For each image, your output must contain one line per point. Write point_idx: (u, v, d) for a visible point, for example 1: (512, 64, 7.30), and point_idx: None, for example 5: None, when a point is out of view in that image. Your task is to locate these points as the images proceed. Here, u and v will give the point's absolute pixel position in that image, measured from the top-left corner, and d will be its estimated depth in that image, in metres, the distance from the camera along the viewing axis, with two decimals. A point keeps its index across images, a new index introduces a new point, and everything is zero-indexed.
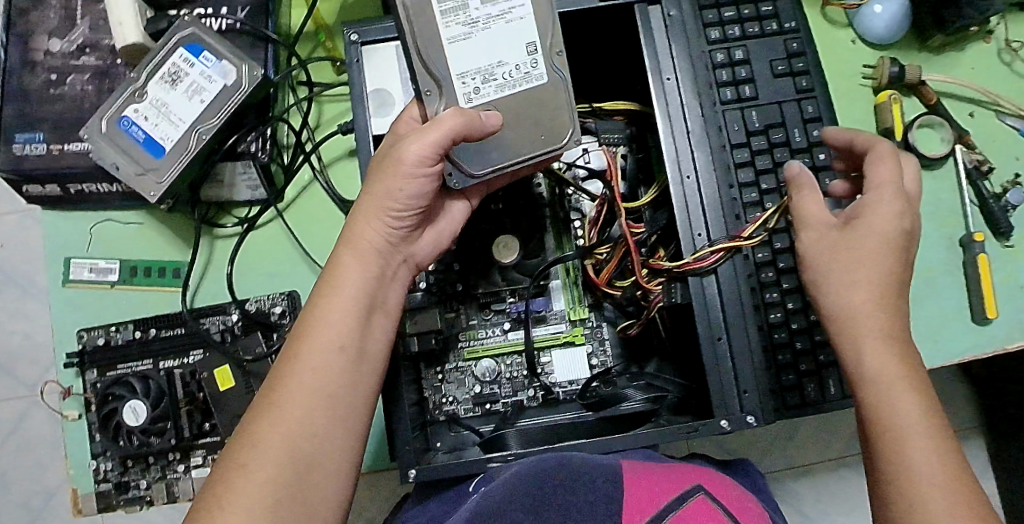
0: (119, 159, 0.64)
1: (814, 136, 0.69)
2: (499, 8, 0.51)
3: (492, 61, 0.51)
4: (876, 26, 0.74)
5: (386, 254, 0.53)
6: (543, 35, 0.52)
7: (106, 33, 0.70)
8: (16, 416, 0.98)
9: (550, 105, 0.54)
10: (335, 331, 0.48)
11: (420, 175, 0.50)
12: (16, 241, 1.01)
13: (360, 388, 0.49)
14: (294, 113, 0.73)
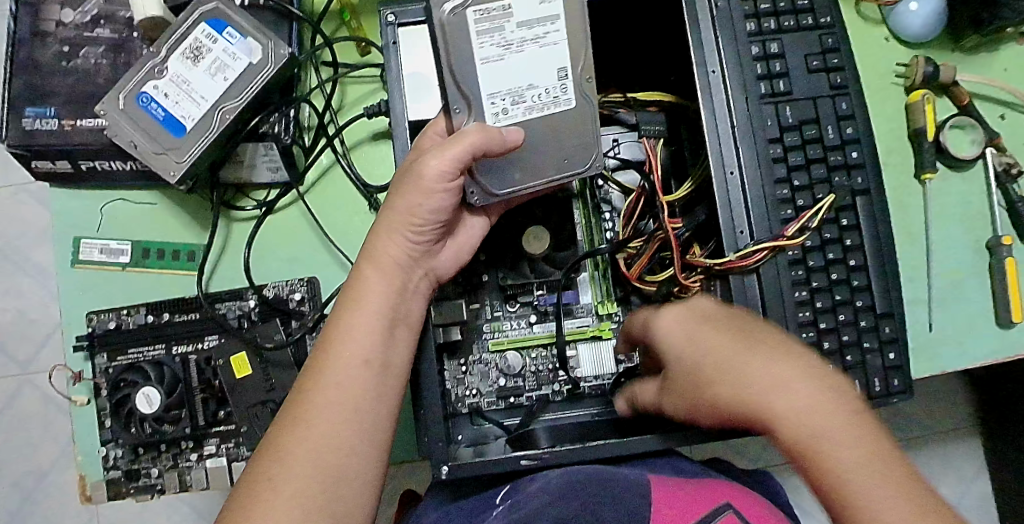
0: (138, 138, 0.62)
1: (847, 134, 0.68)
2: (534, 31, 0.50)
3: (523, 84, 0.52)
4: (912, 24, 0.73)
5: (408, 268, 0.52)
6: (575, 60, 0.52)
7: (122, 5, 0.67)
8: (10, 394, 0.97)
9: (574, 127, 0.55)
10: (361, 345, 0.47)
11: (445, 191, 0.51)
12: (11, 217, 0.99)
13: (386, 404, 0.47)
14: (317, 94, 0.70)
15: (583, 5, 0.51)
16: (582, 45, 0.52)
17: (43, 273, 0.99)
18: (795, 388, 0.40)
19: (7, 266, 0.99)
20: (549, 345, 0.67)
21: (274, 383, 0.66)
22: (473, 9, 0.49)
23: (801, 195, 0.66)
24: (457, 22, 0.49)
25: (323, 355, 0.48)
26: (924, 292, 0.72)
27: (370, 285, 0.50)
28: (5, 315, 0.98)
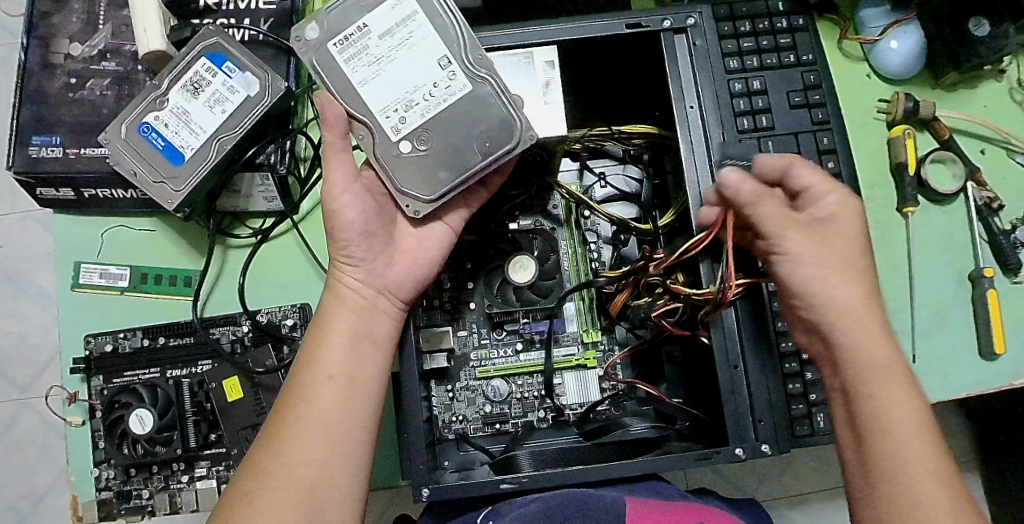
0: (139, 166, 0.64)
1: (829, 168, 0.70)
2: (395, 38, 0.55)
3: (409, 88, 0.55)
4: (893, 62, 0.75)
5: (362, 292, 0.56)
6: (451, 48, 0.55)
7: (127, 39, 0.70)
8: (7, 418, 0.98)
9: (478, 110, 0.55)
10: (327, 362, 0.51)
11: (347, 205, 0.55)
12: (16, 243, 1.01)
13: (357, 415, 0.50)
14: (313, 126, 0.72)
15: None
16: (449, 34, 0.55)
17: (45, 296, 1.00)
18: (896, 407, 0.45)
19: (9, 290, 1.00)
20: (535, 373, 0.68)
21: (265, 407, 0.67)
22: (332, 44, 0.55)
23: None
24: (328, 57, 0.55)
25: (296, 377, 0.52)
26: (907, 323, 0.73)
27: (336, 311, 0.55)
28: (6, 339, 0.99)
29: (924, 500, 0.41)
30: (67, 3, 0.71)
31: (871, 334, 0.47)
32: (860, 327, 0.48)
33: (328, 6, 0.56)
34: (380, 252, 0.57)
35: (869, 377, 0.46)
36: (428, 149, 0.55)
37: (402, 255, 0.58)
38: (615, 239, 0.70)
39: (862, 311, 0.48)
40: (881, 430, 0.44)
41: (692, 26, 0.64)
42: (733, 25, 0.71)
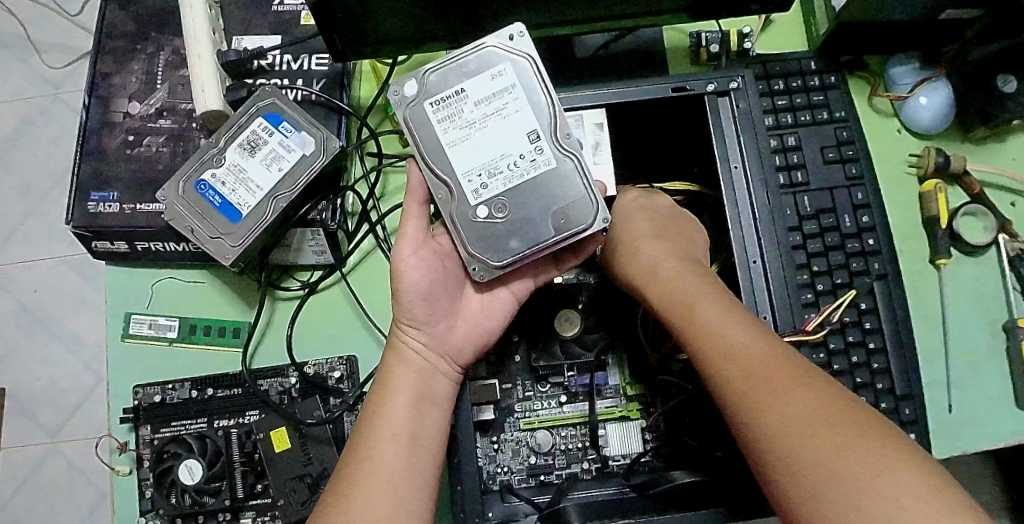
0: (195, 222, 0.65)
1: (863, 222, 0.72)
2: (490, 106, 0.57)
3: (496, 156, 0.57)
4: (924, 117, 0.77)
5: (424, 356, 0.58)
6: (541, 123, 0.57)
7: (184, 98, 0.73)
8: (36, 461, 0.99)
9: (560, 191, 0.57)
10: (391, 420, 0.52)
11: (412, 268, 0.57)
12: (54, 288, 1.04)
13: (419, 475, 0.50)
14: (362, 183, 0.75)
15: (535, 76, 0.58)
16: (544, 112, 0.58)
17: (76, 341, 1.02)
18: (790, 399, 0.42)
19: (42, 334, 1.03)
20: (580, 424, 0.69)
21: (312, 457, 0.68)
22: (430, 104, 0.58)
23: (820, 280, 0.70)
24: (424, 116, 0.58)
25: (359, 436, 0.52)
26: (942, 373, 0.74)
27: (396, 373, 0.56)
28: (37, 383, 1.02)
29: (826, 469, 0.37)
30: (128, 64, 0.74)
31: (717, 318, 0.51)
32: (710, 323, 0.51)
33: (429, 69, 0.59)
34: (441, 317, 0.59)
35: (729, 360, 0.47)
36: (507, 216, 0.57)
37: (461, 321, 0.60)
38: None
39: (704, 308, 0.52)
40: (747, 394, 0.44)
41: (734, 90, 0.67)
42: (767, 83, 0.75)
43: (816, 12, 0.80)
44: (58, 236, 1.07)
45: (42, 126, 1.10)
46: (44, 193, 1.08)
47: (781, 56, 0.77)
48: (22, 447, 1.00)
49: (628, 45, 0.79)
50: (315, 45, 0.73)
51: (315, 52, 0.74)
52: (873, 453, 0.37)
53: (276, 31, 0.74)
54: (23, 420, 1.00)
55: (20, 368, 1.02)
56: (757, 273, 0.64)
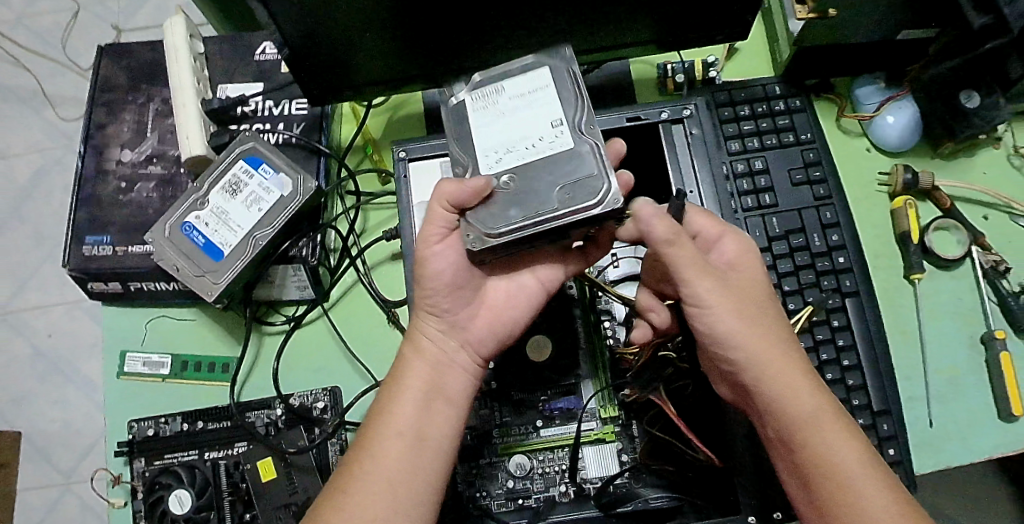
0: (179, 261, 0.68)
1: (833, 241, 0.72)
2: (523, 97, 0.58)
3: (516, 137, 0.56)
4: (890, 135, 0.78)
5: (442, 344, 0.58)
6: (567, 112, 0.56)
7: (172, 145, 0.77)
8: (51, 502, 1.03)
9: (573, 169, 0.53)
10: (398, 418, 0.53)
11: (436, 256, 0.57)
12: (67, 332, 1.09)
13: (422, 475, 0.51)
14: (342, 220, 0.79)
15: (569, 78, 0.58)
16: (575, 103, 0.56)
17: (90, 383, 1.06)
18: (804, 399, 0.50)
19: (59, 378, 1.07)
20: (560, 447, 0.69)
21: (297, 486, 0.70)
22: (470, 94, 0.60)
23: (792, 299, 0.71)
24: (462, 106, 0.60)
25: (368, 429, 0.54)
26: (922, 388, 0.73)
27: (412, 364, 0.57)
28: (53, 425, 1.05)
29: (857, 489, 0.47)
30: (120, 115, 0.78)
31: (794, 378, 0.51)
32: (785, 376, 0.51)
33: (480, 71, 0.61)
34: (465, 305, 0.59)
35: (808, 425, 0.49)
36: (512, 188, 0.53)
37: (485, 310, 0.61)
38: (628, 320, 0.73)
39: (781, 357, 0.51)
40: (834, 472, 0.47)
41: (687, 117, 0.73)
42: (732, 109, 0.76)
43: (778, 38, 0.82)
44: (72, 283, 1.11)
45: (55, 176, 1.16)
46: (58, 241, 1.13)
47: (747, 83, 0.78)
48: (38, 488, 1.03)
49: (598, 78, 0.82)
50: (295, 90, 0.77)
51: (295, 97, 0.78)
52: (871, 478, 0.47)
53: (258, 79, 0.78)
54: (37, 462, 1.04)
55: (35, 411, 1.06)
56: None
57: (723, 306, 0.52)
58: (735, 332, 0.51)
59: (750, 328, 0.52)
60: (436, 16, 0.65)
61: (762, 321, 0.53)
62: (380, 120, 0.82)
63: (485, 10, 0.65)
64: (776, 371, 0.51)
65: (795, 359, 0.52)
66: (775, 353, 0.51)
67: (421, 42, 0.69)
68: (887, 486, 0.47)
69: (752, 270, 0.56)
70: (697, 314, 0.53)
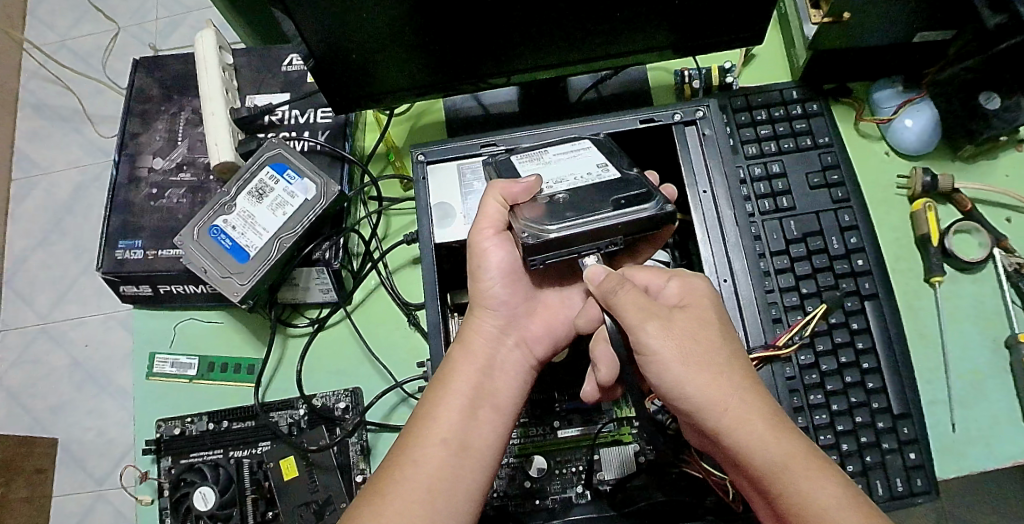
0: (207, 264, 0.71)
1: (851, 244, 0.71)
2: (566, 152, 0.62)
3: (564, 172, 0.59)
4: (908, 139, 0.78)
5: (500, 343, 0.59)
6: (610, 158, 0.60)
7: (202, 153, 0.80)
8: (85, 508, 1.02)
9: (622, 187, 0.56)
10: (443, 424, 0.52)
11: (494, 247, 0.59)
12: (100, 340, 1.10)
13: (461, 482, 0.50)
14: (364, 224, 0.81)
15: (608, 142, 0.64)
16: (617, 154, 0.61)
17: (122, 390, 1.07)
18: (741, 395, 0.48)
19: (92, 387, 1.08)
20: (577, 448, 0.70)
21: (318, 484, 0.71)
22: (515, 156, 0.63)
23: (809, 302, 0.69)
24: (506, 163, 0.62)
25: (411, 431, 0.53)
26: (942, 392, 0.72)
27: (461, 365, 0.56)
28: (87, 433, 1.06)
29: (805, 488, 0.43)
30: (153, 125, 0.82)
31: (759, 424, 0.46)
32: (743, 420, 0.46)
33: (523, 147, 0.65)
34: (523, 302, 0.62)
35: (776, 470, 0.44)
36: (565, 198, 0.55)
37: (543, 310, 0.64)
38: None
39: (736, 398, 0.47)
40: None
41: (700, 118, 0.72)
42: (749, 114, 0.76)
43: (795, 43, 0.82)
44: (108, 294, 1.14)
45: (93, 191, 1.19)
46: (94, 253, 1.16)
47: (764, 88, 0.78)
48: (70, 494, 1.03)
49: (615, 86, 0.82)
50: (320, 99, 0.80)
51: (319, 107, 0.80)
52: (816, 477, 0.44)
53: (284, 89, 0.81)
54: (74, 471, 1.04)
55: (71, 419, 1.07)
56: (727, 291, 0.66)
57: (656, 360, 0.49)
58: (679, 376, 0.48)
59: (697, 372, 0.48)
60: (456, 25, 0.67)
61: (713, 360, 0.49)
62: (402, 128, 0.85)
63: (503, 19, 0.67)
64: (708, 363, 0.49)
65: (755, 400, 0.48)
66: (730, 396, 0.47)
67: (442, 52, 0.71)
68: (831, 479, 0.44)
69: (701, 307, 0.53)
70: (644, 365, 0.50)
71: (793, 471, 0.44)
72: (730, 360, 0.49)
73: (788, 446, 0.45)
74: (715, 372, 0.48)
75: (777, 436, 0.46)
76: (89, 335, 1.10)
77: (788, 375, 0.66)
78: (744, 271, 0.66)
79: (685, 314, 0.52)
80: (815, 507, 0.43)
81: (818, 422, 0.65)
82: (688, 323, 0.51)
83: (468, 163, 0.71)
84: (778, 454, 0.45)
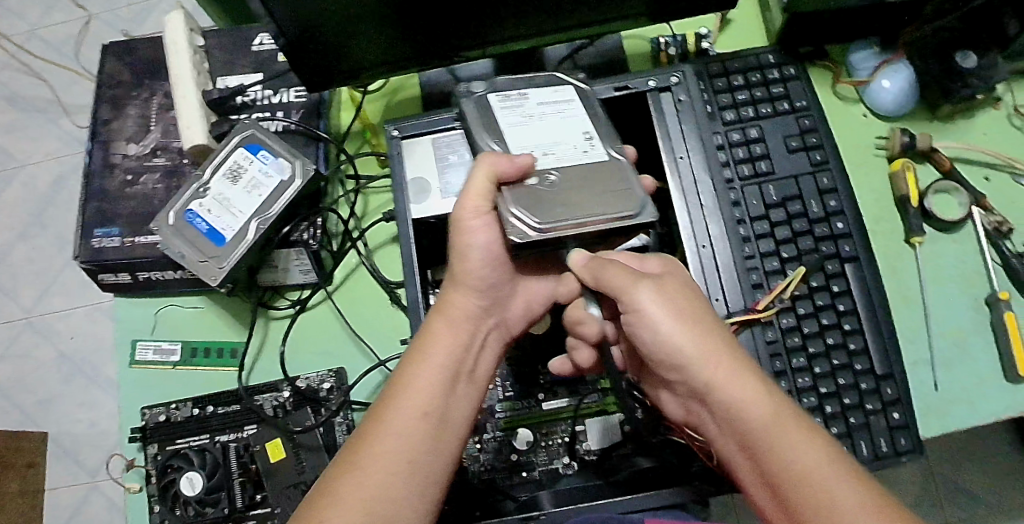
0: (184, 248, 0.70)
1: (831, 207, 0.71)
2: (550, 109, 0.60)
3: (550, 140, 0.57)
4: (887, 100, 0.78)
5: (480, 321, 0.58)
6: (596, 128, 0.58)
7: (175, 137, 0.79)
8: (80, 498, 1.07)
9: (611, 180, 0.54)
10: (424, 396, 0.51)
11: (481, 228, 0.56)
12: (86, 332, 1.14)
13: (439, 457, 0.50)
14: (343, 204, 0.81)
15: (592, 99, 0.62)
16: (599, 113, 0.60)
17: (111, 381, 1.11)
18: (734, 353, 0.48)
19: (81, 380, 1.12)
20: (562, 420, 0.70)
21: (306, 465, 0.71)
22: (495, 95, 0.60)
23: (790, 266, 0.69)
24: (487, 111, 0.60)
25: (389, 400, 0.52)
26: (925, 353, 0.72)
27: (440, 338, 0.55)
28: (78, 425, 1.11)
29: (799, 447, 0.43)
30: (124, 110, 0.81)
31: (745, 379, 0.46)
32: (738, 379, 0.46)
33: (500, 79, 0.63)
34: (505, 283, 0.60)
35: (768, 425, 0.44)
36: (555, 187, 0.53)
37: (523, 289, 0.63)
38: None
39: (730, 357, 0.48)
40: (809, 486, 0.41)
41: (675, 84, 0.74)
42: (726, 80, 0.76)
43: (770, 6, 0.81)
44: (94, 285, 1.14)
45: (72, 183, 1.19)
46: None
47: (740, 53, 0.78)
48: (65, 486, 1.08)
49: (591, 56, 0.82)
50: (291, 78, 0.79)
51: (293, 86, 0.79)
52: (807, 437, 0.43)
53: (256, 69, 0.80)
54: (66, 464, 1.09)
55: (62, 413, 1.11)
56: (706, 256, 0.68)
57: (648, 316, 0.50)
58: (672, 331, 0.49)
59: (689, 329, 0.49)
60: None
61: (704, 321, 0.50)
62: (377, 103, 0.83)
63: None
64: (700, 322, 0.49)
65: (747, 361, 0.48)
66: (723, 353, 0.48)
67: (416, 27, 0.70)
68: (823, 442, 0.43)
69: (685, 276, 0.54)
70: (635, 322, 0.51)
71: (785, 431, 0.43)
72: (719, 324, 0.50)
73: (779, 406, 0.45)
74: (708, 331, 0.49)
75: (770, 395, 0.46)
76: (76, 328, 1.14)
77: (770, 339, 0.66)
78: (722, 236, 0.69)
79: (672, 282, 0.53)
80: (806, 466, 0.42)
81: (801, 384, 0.65)
82: (675, 289, 0.52)
83: (444, 136, 0.70)
84: (770, 413, 0.44)
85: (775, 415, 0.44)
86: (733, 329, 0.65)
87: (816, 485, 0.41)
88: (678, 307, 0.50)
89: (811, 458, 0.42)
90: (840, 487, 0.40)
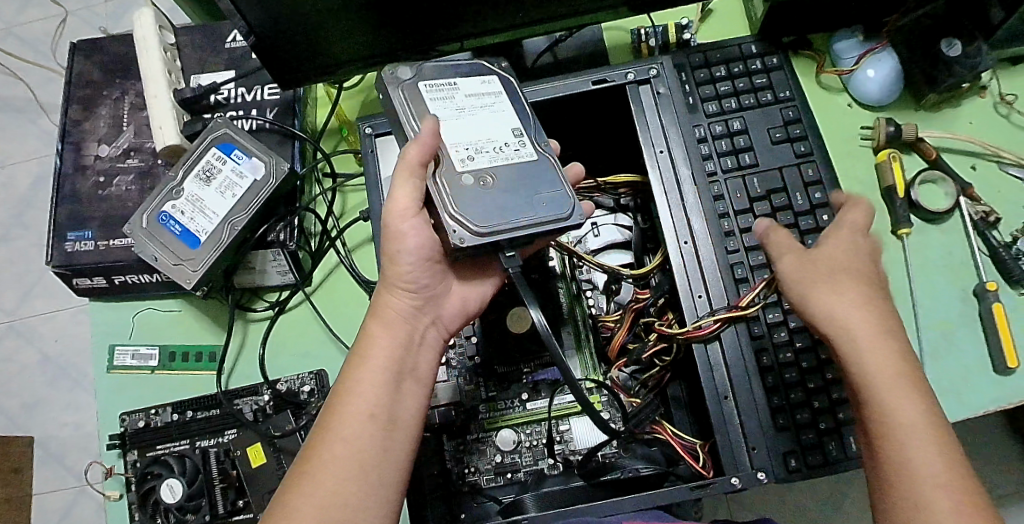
0: (157, 251, 0.68)
1: (817, 199, 0.69)
2: (480, 102, 0.59)
3: (482, 137, 0.57)
4: (870, 89, 0.77)
5: (416, 320, 0.56)
6: (525, 125, 0.59)
7: (148, 138, 0.78)
8: (68, 503, 1.06)
9: (541, 184, 0.55)
10: (367, 398, 0.49)
11: (413, 229, 0.55)
12: (70, 335, 1.12)
13: (392, 456, 0.48)
14: (320, 202, 0.79)
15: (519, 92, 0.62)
16: None
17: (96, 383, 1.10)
18: (846, 313, 0.50)
19: (67, 383, 1.11)
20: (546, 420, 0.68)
21: (286, 470, 0.70)
22: (424, 85, 0.59)
23: None
24: (419, 101, 0.58)
25: (333, 406, 0.50)
26: (913, 346, 0.71)
27: (380, 340, 0.53)
28: (64, 429, 1.09)
29: (897, 406, 0.46)
30: (96, 110, 0.79)
31: (883, 338, 0.49)
32: (845, 335, 0.50)
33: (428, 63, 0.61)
34: (438, 282, 0.58)
35: (863, 382, 0.48)
36: (490, 189, 0.53)
37: (457, 286, 0.61)
38: (608, 288, 0.76)
39: (850, 313, 0.50)
40: (890, 442, 0.45)
41: (654, 76, 0.72)
42: (708, 71, 0.74)
43: None
44: None
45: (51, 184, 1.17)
46: None
47: (721, 44, 0.77)
48: (52, 491, 1.06)
49: (570, 48, 0.80)
50: (265, 75, 0.77)
51: (267, 83, 0.78)
52: (901, 397, 0.46)
53: (229, 66, 0.78)
54: (54, 468, 1.08)
55: (48, 417, 1.10)
56: (687, 253, 0.67)
57: (842, 274, 0.53)
58: (818, 296, 0.52)
59: (822, 293, 0.52)
60: None
61: (840, 280, 0.52)
62: (353, 99, 0.82)
63: None
64: (815, 286, 0.52)
65: (872, 316, 0.50)
66: (847, 311, 0.50)
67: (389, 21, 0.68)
68: (921, 400, 0.46)
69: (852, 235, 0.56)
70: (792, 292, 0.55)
71: (881, 390, 0.47)
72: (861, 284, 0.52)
73: (883, 363, 0.48)
74: (818, 295, 0.52)
75: (875, 353, 0.48)
76: (60, 331, 1.12)
77: (754, 334, 0.63)
78: (704, 233, 0.67)
79: (825, 252, 0.54)
80: (900, 424, 0.45)
81: (788, 380, 0.61)
82: (819, 260, 0.54)
83: None
84: (868, 371, 0.48)
85: (880, 373, 0.47)
86: (716, 326, 0.63)
87: (895, 444, 0.45)
88: (801, 280, 0.53)
89: (905, 417, 0.45)
90: (917, 449, 0.44)
